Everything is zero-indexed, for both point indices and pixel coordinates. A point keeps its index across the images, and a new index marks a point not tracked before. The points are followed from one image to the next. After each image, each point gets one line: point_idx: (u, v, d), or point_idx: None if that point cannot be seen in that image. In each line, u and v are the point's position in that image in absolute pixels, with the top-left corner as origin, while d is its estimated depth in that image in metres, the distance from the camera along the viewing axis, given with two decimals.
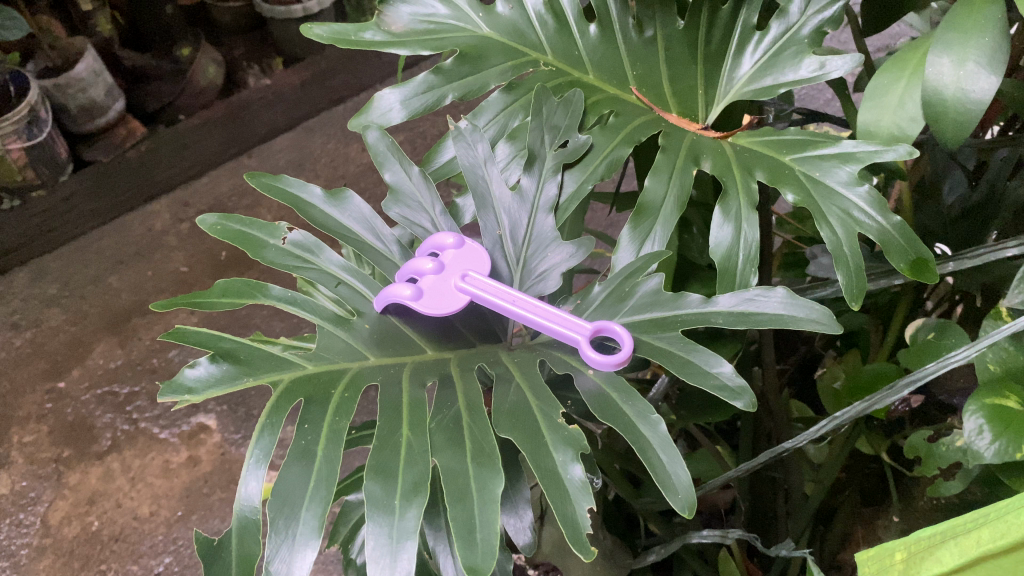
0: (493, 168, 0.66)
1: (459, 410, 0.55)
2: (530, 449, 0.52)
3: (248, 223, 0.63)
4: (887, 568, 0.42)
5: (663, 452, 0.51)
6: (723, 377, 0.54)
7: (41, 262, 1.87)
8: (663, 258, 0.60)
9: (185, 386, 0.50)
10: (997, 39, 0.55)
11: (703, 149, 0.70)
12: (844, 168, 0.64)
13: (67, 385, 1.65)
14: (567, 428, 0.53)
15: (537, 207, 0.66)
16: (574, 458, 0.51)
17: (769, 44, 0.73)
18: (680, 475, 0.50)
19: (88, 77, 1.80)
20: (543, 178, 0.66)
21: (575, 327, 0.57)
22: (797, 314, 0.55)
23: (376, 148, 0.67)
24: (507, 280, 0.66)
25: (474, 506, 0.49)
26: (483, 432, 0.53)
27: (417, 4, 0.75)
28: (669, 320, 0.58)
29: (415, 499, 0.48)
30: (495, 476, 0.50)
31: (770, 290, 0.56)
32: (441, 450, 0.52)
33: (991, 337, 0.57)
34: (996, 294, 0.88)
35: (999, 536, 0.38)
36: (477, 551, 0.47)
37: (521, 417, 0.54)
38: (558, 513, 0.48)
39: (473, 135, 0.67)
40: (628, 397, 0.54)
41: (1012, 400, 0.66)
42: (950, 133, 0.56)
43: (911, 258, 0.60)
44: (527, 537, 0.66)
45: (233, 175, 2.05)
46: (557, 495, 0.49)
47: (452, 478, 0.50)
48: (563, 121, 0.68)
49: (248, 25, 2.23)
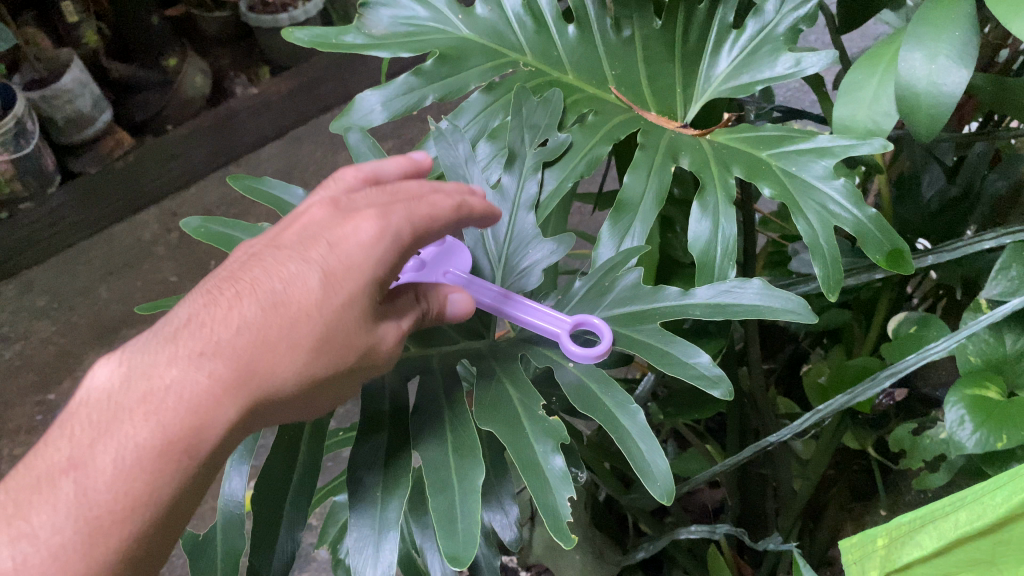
0: (475, 167, 0.67)
1: (441, 405, 0.56)
2: (511, 441, 0.52)
3: (230, 225, 0.72)
4: (870, 553, 0.44)
5: (641, 441, 0.52)
6: (701, 367, 0.54)
7: (29, 274, 1.87)
8: (640, 253, 0.60)
9: None
10: (967, 35, 0.56)
11: (681, 146, 0.71)
12: (820, 162, 0.65)
13: (57, 397, 1.64)
14: (547, 420, 0.53)
15: (518, 205, 0.67)
16: (555, 448, 0.51)
17: (745, 42, 0.74)
18: (659, 462, 0.51)
19: (75, 88, 1.80)
20: (524, 176, 0.67)
21: (556, 321, 0.60)
22: (774, 304, 0.56)
23: (357, 150, 0.71)
24: (490, 278, 0.67)
25: (455, 497, 0.50)
26: (466, 425, 0.54)
27: (397, 7, 0.76)
28: (648, 312, 0.59)
29: (397, 492, 0.52)
30: (475, 467, 0.51)
31: (746, 282, 0.57)
32: (424, 442, 0.53)
33: (972, 326, 0.59)
34: (977, 287, 0.88)
35: (975, 519, 0.40)
36: (459, 540, 0.48)
37: (502, 410, 0.54)
38: (538, 502, 0.49)
39: (454, 135, 0.68)
40: (609, 388, 0.55)
41: (992, 391, 0.67)
42: (924, 126, 0.56)
43: (887, 249, 0.61)
44: (513, 533, 0.65)
45: (222, 185, 2.05)
46: (538, 485, 0.50)
47: (433, 469, 0.51)
48: (543, 120, 0.68)
49: (235, 35, 2.23)
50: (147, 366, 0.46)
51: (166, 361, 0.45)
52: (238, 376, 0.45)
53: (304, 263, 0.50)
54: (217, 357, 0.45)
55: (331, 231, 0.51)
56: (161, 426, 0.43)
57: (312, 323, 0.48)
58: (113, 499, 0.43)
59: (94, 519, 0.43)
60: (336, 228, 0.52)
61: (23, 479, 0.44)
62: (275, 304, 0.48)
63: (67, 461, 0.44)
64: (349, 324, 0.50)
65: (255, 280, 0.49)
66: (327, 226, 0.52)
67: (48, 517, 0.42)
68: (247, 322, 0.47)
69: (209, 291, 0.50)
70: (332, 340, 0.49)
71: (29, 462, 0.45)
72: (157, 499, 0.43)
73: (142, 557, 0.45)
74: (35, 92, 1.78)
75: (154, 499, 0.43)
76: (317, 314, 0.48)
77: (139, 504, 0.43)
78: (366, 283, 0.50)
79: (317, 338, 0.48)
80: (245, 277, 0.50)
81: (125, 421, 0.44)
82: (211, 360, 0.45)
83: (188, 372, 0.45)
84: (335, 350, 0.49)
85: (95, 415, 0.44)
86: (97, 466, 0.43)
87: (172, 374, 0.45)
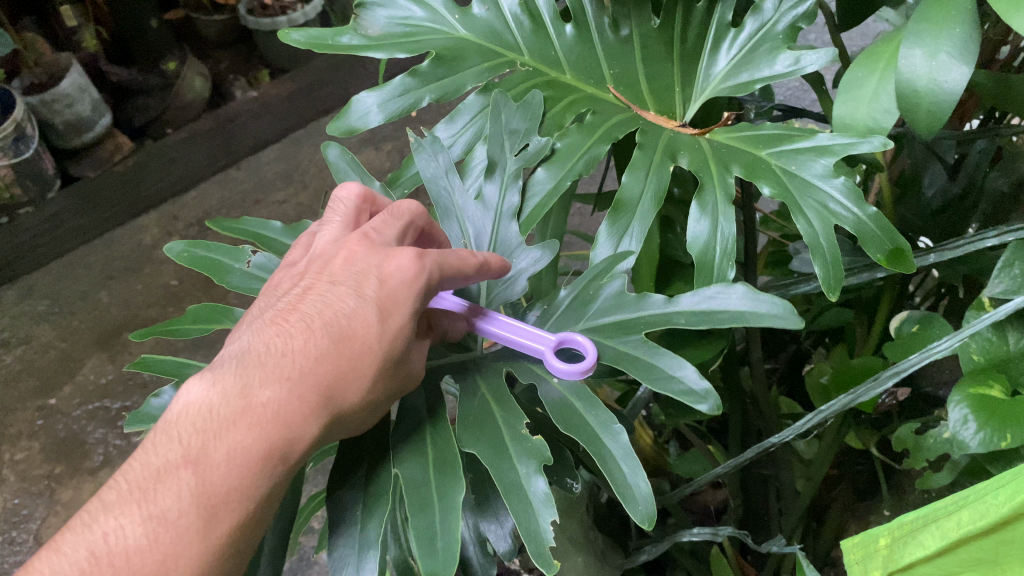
0: (456, 178, 0.69)
1: (421, 425, 0.57)
2: (492, 462, 0.53)
3: (211, 251, 0.72)
4: (873, 553, 0.44)
5: (624, 463, 0.53)
6: (687, 381, 0.55)
7: (29, 279, 1.86)
8: (624, 259, 0.61)
9: (151, 414, 0.63)
10: (967, 31, 0.55)
11: (680, 146, 0.70)
12: (820, 161, 0.65)
13: (58, 402, 1.64)
14: (530, 439, 0.54)
15: (500, 214, 0.67)
16: (537, 469, 0.53)
17: (744, 41, 0.74)
18: (641, 485, 0.52)
19: (74, 92, 1.79)
20: (505, 184, 0.67)
21: (540, 338, 0.61)
22: (758, 310, 0.55)
23: (336, 164, 0.73)
24: (476, 292, 0.68)
25: (436, 514, 0.51)
26: (448, 444, 0.55)
27: (394, 7, 0.76)
28: (632, 322, 0.59)
29: (378, 516, 0.53)
30: (454, 486, 0.52)
31: (729, 287, 0.57)
32: (404, 460, 0.55)
33: (976, 324, 0.58)
34: (978, 285, 0.88)
35: (976, 519, 0.39)
36: (439, 558, 0.50)
37: (484, 428, 0.56)
38: (522, 526, 0.51)
39: (434, 147, 0.69)
40: (590, 406, 0.56)
41: (996, 389, 0.67)
42: (925, 124, 0.56)
43: (888, 248, 0.61)
44: (508, 543, 0.66)
45: (221, 188, 2.05)
46: (521, 509, 0.51)
47: (413, 487, 0.53)
48: (521, 124, 0.68)
49: (234, 39, 2.24)
50: (240, 386, 0.50)
51: (258, 380, 0.50)
52: (322, 398, 0.50)
53: (360, 297, 0.54)
54: (303, 380, 0.50)
55: (378, 269, 0.56)
56: (262, 438, 0.48)
57: (375, 354, 0.53)
58: (227, 492, 0.47)
59: (203, 516, 0.46)
60: (383, 264, 0.56)
61: (138, 473, 0.48)
62: (342, 337, 0.52)
63: (182, 458, 0.47)
64: (399, 356, 0.55)
65: (320, 312, 0.54)
66: (373, 261, 0.57)
67: (173, 502, 0.46)
68: (321, 353, 0.51)
69: (276, 322, 0.53)
70: (387, 368, 0.54)
71: (141, 458, 0.48)
72: (255, 503, 0.47)
73: (238, 550, 0.48)
74: (34, 97, 1.78)
75: (257, 498, 0.47)
76: (378, 345, 0.53)
77: (244, 501, 0.47)
78: (410, 316, 0.55)
79: (379, 366, 0.53)
80: (307, 310, 0.54)
81: (231, 430, 0.48)
82: (297, 382, 0.50)
83: (280, 391, 0.49)
84: (390, 376, 0.54)
85: (200, 423, 0.48)
86: (211, 462, 0.47)
87: (267, 394, 0.49)
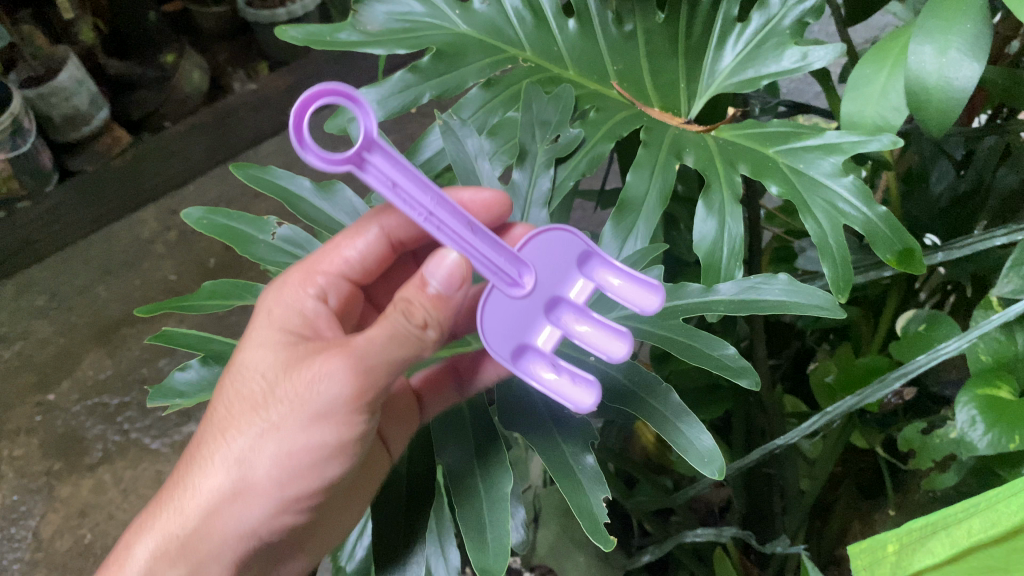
0: (484, 161, 0.66)
1: (463, 413, 0.62)
2: (539, 444, 0.57)
3: (233, 217, 0.72)
4: (879, 561, 0.43)
5: (680, 420, 0.57)
6: (726, 358, 0.57)
7: (28, 273, 1.86)
8: (659, 252, 0.63)
9: (175, 390, 0.64)
10: (978, 27, 0.53)
11: (686, 143, 0.69)
12: (829, 158, 0.64)
13: (56, 398, 1.64)
14: (575, 422, 0.58)
15: (530, 201, 0.67)
16: (585, 449, 0.57)
17: (751, 35, 0.72)
18: (704, 441, 0.55)
19: (71, 86, 1.77)
20: (536, 172, 0.67)
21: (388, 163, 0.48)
22: (800, 300, 0.58)
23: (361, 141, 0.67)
24: None
25: (485, 507, 0.56)
26: (492, 432, 0.60)
27: (393, 3, 0.74)
28: (669, 310, 0.61)
29: (424, 506, 0.59)
30: (502, 474, 0.57)
31: (772, 279, 0.59)
32: (448, 449, 0.60)
33: (983, 326, 0.57)
34: (986, 284, 0.87)
35: (989, 527, 0.38)
36: (489, 552, 0.54)
37: (526, 411, 0.60)
38: (573, 504, 0.55)
39: (464, 129, 0.66)
40: (634, 376, 0.59)
41: (1004, 390, 0.65)
42: (934, 122, 0.54)
43: (898, 248, 0.60)
44: (521, 535, 0.71)
45: (219, 182, 2.04)
46: (572, 489, 0.55)
47: (457, 478, 0.58)
48: (554, 116, 0.67)
49: (233, 30, 2.21)
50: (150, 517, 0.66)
51: (154, 502, 0.65)
52: (168, 498, 0.62)
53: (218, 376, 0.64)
54: (163, 495, 0.63)
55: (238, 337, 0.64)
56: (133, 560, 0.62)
57: (205, 432, 0.60)
58: None
59: None
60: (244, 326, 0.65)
61: None
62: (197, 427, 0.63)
63: None
64: (239, 409, 0.58)
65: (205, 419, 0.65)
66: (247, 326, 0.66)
67: None
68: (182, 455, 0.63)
69: None
70: (222, 429, 0.59)
71: None
72: None
73: None
74: (31, 90, 1.75)
75: None
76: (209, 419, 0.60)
77: None
78: (252, 355, 0.59)
79: (208, 438, 0.60)
80: None
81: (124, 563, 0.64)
82: (161, 494, 0.63)
83: (151, 512, 0.64)
84: (226, 438, 0.58)
85: None
86: None
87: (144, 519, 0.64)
